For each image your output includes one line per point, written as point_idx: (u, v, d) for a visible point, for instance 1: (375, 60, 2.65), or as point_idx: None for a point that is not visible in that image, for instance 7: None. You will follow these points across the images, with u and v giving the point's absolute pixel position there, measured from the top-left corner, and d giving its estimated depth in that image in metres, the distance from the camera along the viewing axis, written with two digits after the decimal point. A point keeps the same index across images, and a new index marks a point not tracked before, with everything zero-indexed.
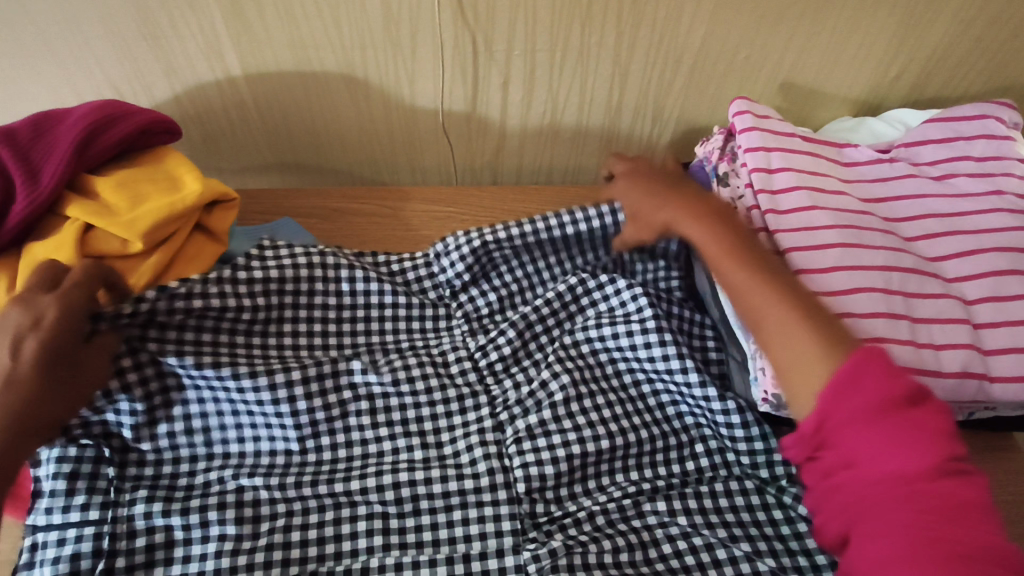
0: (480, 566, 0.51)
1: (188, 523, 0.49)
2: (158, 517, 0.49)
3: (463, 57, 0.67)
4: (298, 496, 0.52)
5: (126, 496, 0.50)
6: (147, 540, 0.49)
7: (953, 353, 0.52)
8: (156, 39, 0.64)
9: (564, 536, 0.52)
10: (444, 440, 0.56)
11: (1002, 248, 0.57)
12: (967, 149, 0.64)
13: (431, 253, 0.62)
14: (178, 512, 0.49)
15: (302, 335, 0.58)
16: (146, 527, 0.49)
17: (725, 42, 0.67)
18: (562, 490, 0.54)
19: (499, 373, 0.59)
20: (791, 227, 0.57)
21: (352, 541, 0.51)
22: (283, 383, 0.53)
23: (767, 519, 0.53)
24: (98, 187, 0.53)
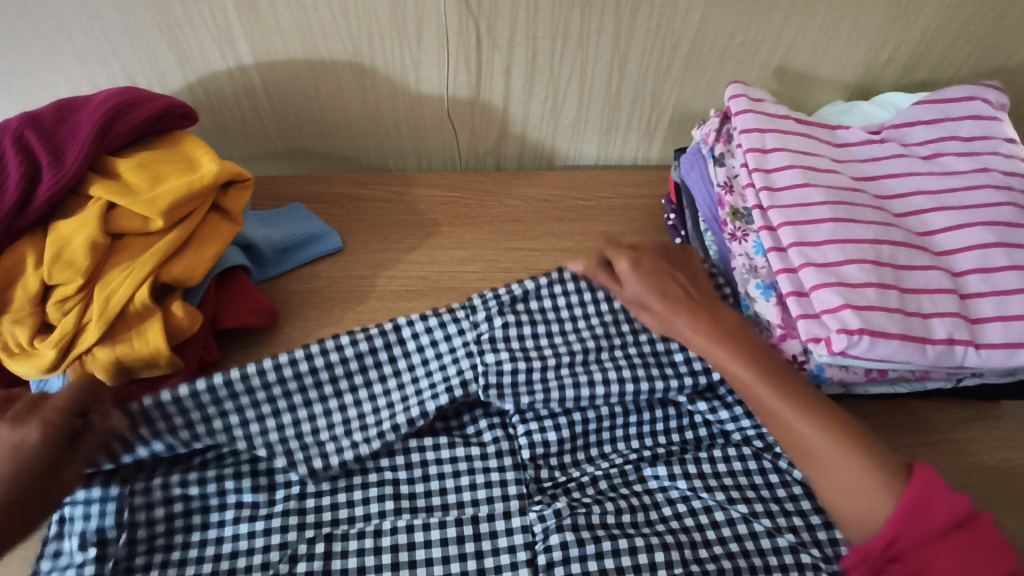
0: (488, 528, 0.53)
1: (208, 498, 0.51)
2: (178, 488, 0.51)
3: (467, 44, 0.69)
4: (311, 467, 0.53)
5: (141, 481, 0.51)
6: (166, 509, 0.51)
7: (941, 321, 0.54)
8: (171, 28, 0.66)
9: (568, 498, 0.54)
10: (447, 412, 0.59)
11: (989, 222, 0.59)
12: (955, 129, 0.66)
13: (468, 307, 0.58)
14: (196, 488, 0.51)
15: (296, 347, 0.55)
16: (164, 499, 0.51)
17: (721, 28, 0.69)
18: (565, 456, 0.57)
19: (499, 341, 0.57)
20: (785, 203, 0.59)
21: (364, 507, 0.53)
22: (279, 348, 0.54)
23: (764, 484, 0.55)
24: (119, 168, 0.55)
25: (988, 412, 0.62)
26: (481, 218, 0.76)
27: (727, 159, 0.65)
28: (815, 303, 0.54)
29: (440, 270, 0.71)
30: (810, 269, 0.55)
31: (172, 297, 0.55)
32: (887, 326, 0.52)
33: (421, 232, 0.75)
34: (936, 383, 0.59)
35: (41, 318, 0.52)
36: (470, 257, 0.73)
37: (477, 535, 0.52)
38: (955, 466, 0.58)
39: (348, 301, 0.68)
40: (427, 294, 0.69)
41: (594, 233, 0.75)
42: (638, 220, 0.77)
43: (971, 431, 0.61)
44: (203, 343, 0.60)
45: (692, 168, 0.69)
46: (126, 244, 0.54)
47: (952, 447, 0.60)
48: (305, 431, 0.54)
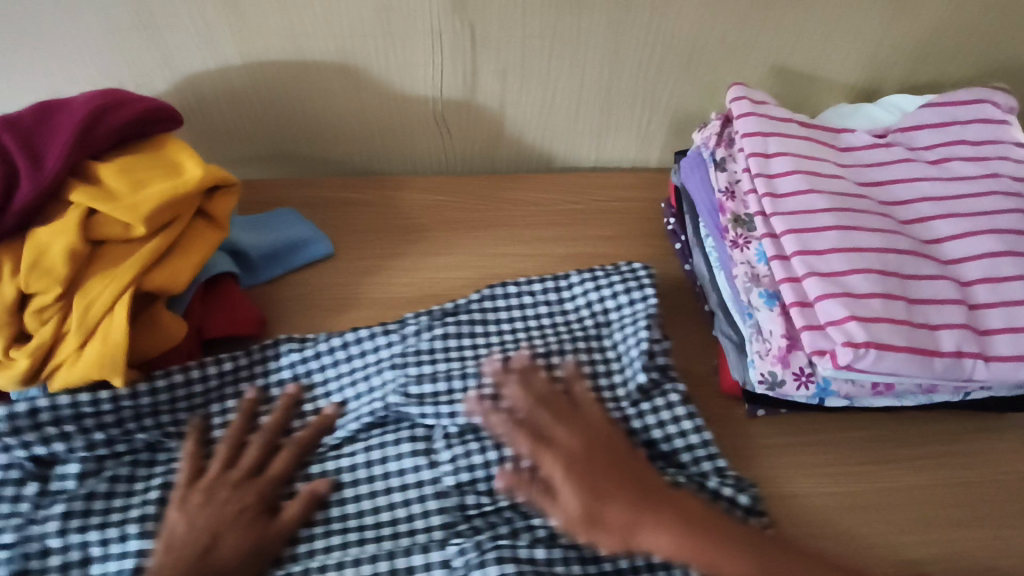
0: (405, 562, 0.49)
1: (107, 536, 0.48)
2: (74, 532, 0.48)
3: (459, 43, 0.67)
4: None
5: (42, 512, 0.49)
6: (62, 541, 0.48)
7: (948, 333, 0.52)
8: (154, 26, 0.64)
9: (493, 532, 0.50)
10: (360, 439, 0.56)
11: (997, 230, 0.57)
12: (962, 133, 0.64)
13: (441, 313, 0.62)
14: (95, 527, 0.48)
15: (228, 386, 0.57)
16: (61, 545, 0.48)
17: (721, 28, 0.67)
18: (497, 483, 0.53)
19: (423, 356, 0.58)
20: (788, 210, 0.57)
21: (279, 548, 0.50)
22: (213, 361, 0.57)
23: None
24: (100, 173, 0.54)
25: (994, 425, 0.61)
26: (473, 223, 0.74)
27: (728, 164, 0.64)
28: (819, 314, 0.52)
29: (433, 277, 0.70)
30: (814, 279, 0.53)
31: (155, 306, 0.54)
32: (892, 338, 0.50)
33: (413, 237, 0.73)
34: (942, 395, 0.57)
35: (18, 328, 0.51)
36: (462, 264, 0.71)
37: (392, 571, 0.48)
38: (961, 481, 0.57)
39: (337, 308, 0.67)
40: (417, 302, 0.68)
41: (590, 238, 0.74)
42: (635, 225, 0.75)
43: (976, 445, 0.59)
44: (187, 352, 0.58)
45: (692, 172, 0.67)
46: (108, 252, 0.52)
47: (956, 461, 0.58)
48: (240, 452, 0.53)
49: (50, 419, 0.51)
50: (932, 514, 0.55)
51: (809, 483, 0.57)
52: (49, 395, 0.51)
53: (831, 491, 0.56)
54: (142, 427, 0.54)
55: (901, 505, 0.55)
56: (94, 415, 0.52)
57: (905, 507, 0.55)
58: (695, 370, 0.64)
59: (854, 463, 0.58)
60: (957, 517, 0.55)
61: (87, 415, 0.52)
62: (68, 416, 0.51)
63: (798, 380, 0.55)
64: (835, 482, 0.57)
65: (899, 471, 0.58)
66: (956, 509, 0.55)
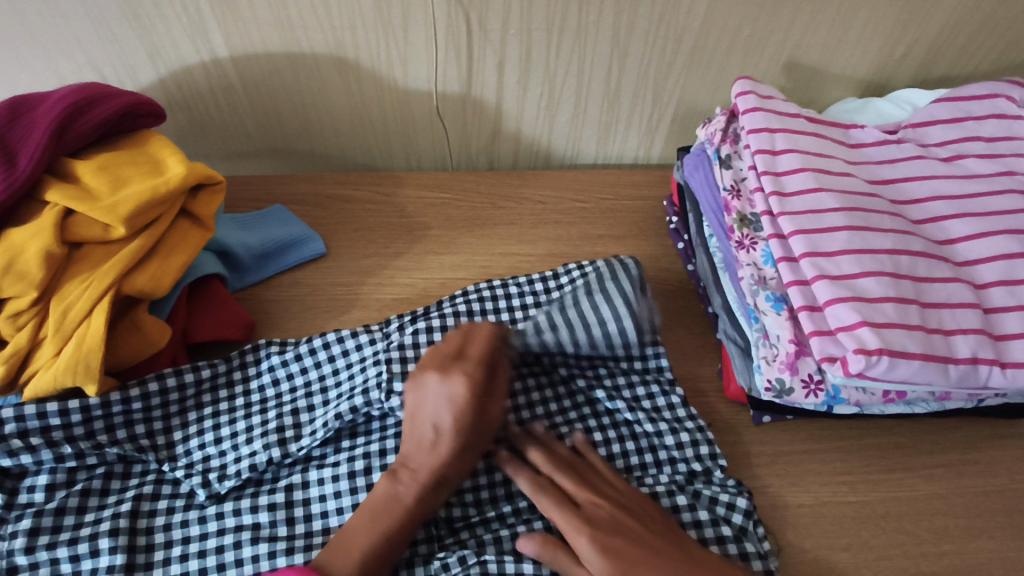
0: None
1: (76, 553, 0.47)
2: (42, 549, 0.47)
3: (458, 36, 0.65)
4: (197, 519, 0.49)
5: (9, 527, 0.48)
6: (31, 558, 0.47)
7: (963, 339, 0.50)
8: (139, 18, 0.62)
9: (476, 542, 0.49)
10: (344, 444, 0.53)
11: (1014, 230, 0.55)
12: (976, 129, 0.62)
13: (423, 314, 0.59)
14: (64, 543, 0.47)
15: (208, 397, 0.55)
16: (30, 562, 0.47)
17: (727, 20, 0.65)
18: (484, 492, 0.52)
19: (407, 353, 0.54)
20: (797, 209, 0.55)
21: (253, 565, 0.47)
22: (190, 369, 0.55)
23: (693, 522, 0.50)
24: (78, 171, 0.51)
25: (1008, 431, 0.59)
26: (473, 221, 0.72)
27: (734, 161, 0.61)
28: (829, 319, 0.50)
29: (429, 277, 0.67)
30: (823, 282, 0.51)
31: (136, 311, 0.51)
32: (906, 344, 0.48)
33: (408, 236, 0.71)
34: (955, 402, 0.55)
35: None
36: (460, 263, 0.69)
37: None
38: (974, 490, 0.55)
39: (331, 310, 0.64)
40: (415, 304, 0.65)
41: (591, 236, 0.72)
42: (639, 224, 0.73)
43: (990, 452, 0.57)
44: (173, 357, 0.56)
45: (696, 170, 0.65)
46: (86, 254, 0.50)
47: (970, 469, 0.56)
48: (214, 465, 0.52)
49: (16, 432, 0.48)
50: (944, 524, 0.53)
51: (818, 492, 0.55)
52: (16, 407, 0.48)
53: (840, 501, 0.54)
54: (114, 440, 0.51)
55: (911, 515, 0.53)
56: (64, 428, 0.49)
57: (916, 517, 0.53)
58: (700, 374, 0.62)
59: (862, 471, 0.56)
60: (971, 528, 0.53)
61: (56, 429, 0.49)
62: (37, 430, 0.48)
63: (807, 387, 0.52)
64: (843, 491, 0.55)
65: (910, 479, 0.56)
66: (970, 520, 0.53)
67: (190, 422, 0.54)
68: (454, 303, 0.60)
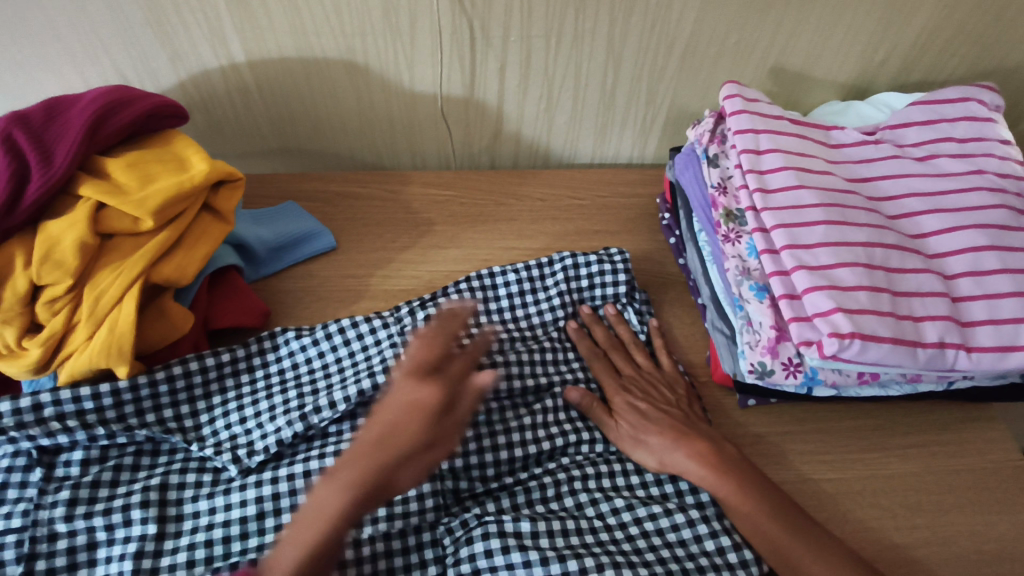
0: (402, 544, 0.52)
1: (110, 522, 0.50)
2: (79, 519, 0.50)
3: (461, 42, 0.69)
4: (222, 491, 0.53)
5: (49, 498, 0.51)
6: (68, 526, 0.50)
7: (932, 325, 0.54)
8: (161, 24, 0.65)
9: (479, 510, 0.53)
10: (359, 422, 0.57)
11: (982, 225, 0.59)
12: (949, 131, 0.66)
13: (434, 298, 0.64)
14: (100, 513, 0.50)
15: (230, 381, 0.59)
16: (67, 530, 0.50)
17: (717, 27, 0.69)
18: (489, 470, 0.56)
19: None
20: (778, 205, 0.59)
21: (272, 533, 0.51)
22: (211, 353, 0.58)
23: (674, 492, 0.55)
24: (109, 168, 0.55)
25: (979, 414, 0.63)
26: (475, 217, 0.76)
27: (721, 160, 0.65)
28: (807, 306, 0.53)
29: (434, 269, 0.71)
30: (802, 272, 0.55)
31: (162, 299, 0.55)
32: (877, 329, 0.52)
33: (415, 230, 0.74)
34: (927, 385, 0.59)
35: (30, 318, 0.52)
36: (464, 257, 0.73)
37: (390, 553, 0.51)
38: (946, 469, 0.59)
39: (342, 301, 0.68)
40: (421, 295, 0.69)
41: (588, 232, 0.76)
42: (633, 220, 0.77)
43: (961, 433, 0.61)
44: (194, 343, 0.60)
45: (686, 168, 0.69)
46: (117, 245, 0.54)
47: (942, 449, 0.60)
48: (240, 442, 0.56)
49: (55, 415, 0.52)
50: (917, 500, 0.57)
51: (799, 470, 0.58)
52: (53, 391, 0.52)
53: (820, 478, 0.58)
54: (144, 422, 0.55)
55: (886, 491, 0.57)
56: (97, 411, 0.53)
57: (891, 493, 0.57)
58: (691, 361, 0.66)
59: (841, 450, 0.60)
60: (943, 503, 0.56)
61: (89, 411, 0.53)
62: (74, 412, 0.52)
63: (786, 369, 0.56)
64: (823, 469, 0.59)
65: (886, 458, 0.60)
66: (942, 496, 0.57)
67: (215, 405, 0.58)
68: (462, 286, 0.66)
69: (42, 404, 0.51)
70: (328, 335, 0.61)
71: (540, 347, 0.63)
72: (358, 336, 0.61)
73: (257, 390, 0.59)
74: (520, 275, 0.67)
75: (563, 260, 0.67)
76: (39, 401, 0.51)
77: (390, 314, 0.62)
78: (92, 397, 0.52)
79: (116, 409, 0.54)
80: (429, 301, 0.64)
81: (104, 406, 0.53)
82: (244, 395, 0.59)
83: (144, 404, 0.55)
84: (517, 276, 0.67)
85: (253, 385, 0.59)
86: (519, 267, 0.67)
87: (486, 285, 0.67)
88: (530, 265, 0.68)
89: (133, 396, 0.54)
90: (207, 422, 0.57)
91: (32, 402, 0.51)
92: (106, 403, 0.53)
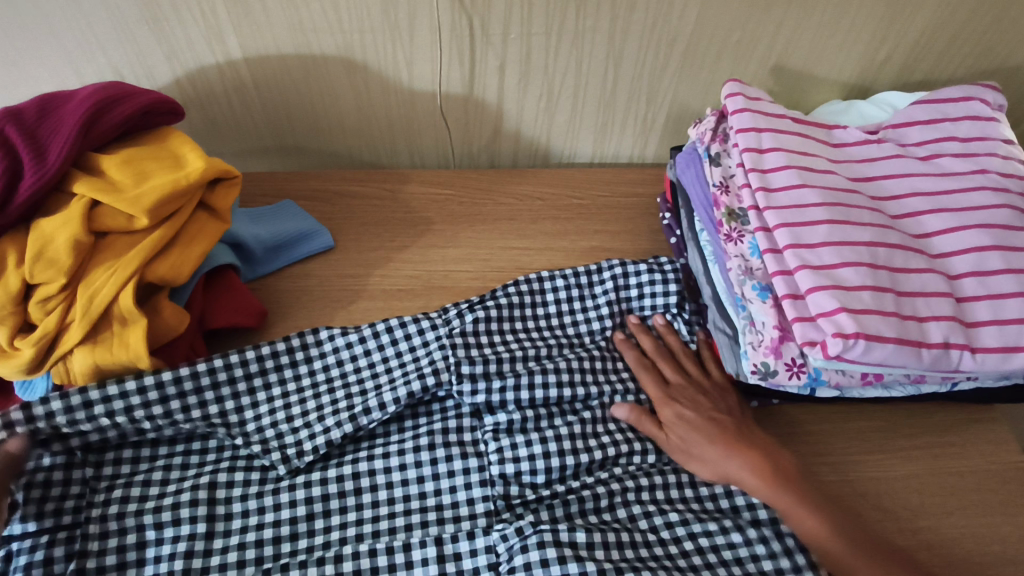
0: (452, 549, 0.52)
1: (159, 520, 0.51)
2: (131, 516, 0.51)
3: (460, 40, 0.68)
4: (272, 491, 0.53)
5: (101, 495, 0.52)
6: (119, 524, 0.50)
7: (936, 325, 0.53)
8: (157, 20, 0.65)
9: (533, 518, 0.53)
10: (405, 424, 0.58)
11: (986, 224, 0.59)
12: (952, 130, 0.65)
13: (474, 301, 0.64)
14: (150, 511, 0.51)
15: (276, 379, 0.58)
16: (118, 528, 0.50)
17: (718, 25, 0.68)
18: (540, 476, 0.55)
19: (469, 338, 0.60)
20: (781, 204, 0.58)
21: (325, 535, 0.53)
22: (252, 348, 0.57)
23: (730, 507, 0.55)
24: (103, 165, 0.54)
25: (982, 415, 0.62)
26: (474, 217, 0.75)
27: (723, 159, 0.65)
28: (810, 306, 0.53)
29: (433, 269, 0.71)
30: (805, 272, 0.54)
31: (158, 298, 0.54)
32: (882, 329, 0.51)
33: (413, 230, 0.74)
34: (930, 386, 0.59)
35: (23, 318, 0.51)
36: (463, 256, 0.72)
37: (441, 557, 0.52)
38: (949, 471, 0.58)
39: (339, 301, 0.67)
40: (419, 294, 0.68)
41: (589, 232, 0.75)
42: (633, 220, 0.76)
43: (964, 435, 0.61)
44: (190, 343, 0.59)
45: (687, 168, 0.68)
46: (111, 243, 0.53)
47: (945, 451, 0.60)
48: (287, 442, 0.55)
49: (105, 411, 0.51)
50: (920, 502, 0.56)
51: (800, 472, 0.58)
52: (101, 385, 0.51)
53: (822, 480, 0.57)
54: (188, 418, 0.54)
55: (889, 493, 0.57)
56: (144, 405, 0.52)
57: (894, 495, 0.57)
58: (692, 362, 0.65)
59: (844, 452, 0.59)
60: (946, 505, 0.56)
61: (137, 405, 0.52)
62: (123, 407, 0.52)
63: (790, 370, 0.56)
64: (826, 471, 0.58)
65: (889, 460, 0.59)
66: (945, 497, 0.56)
67: (261, 402, 0.57)
68: (507, 292, 0.65)
69: (94, 399, 0.51)
70: (376, 335, 0.60)
71: (591, 356, 0.62)
72: (404, 335, 0.61)
73: (303, 389, 0.58)
74: (569, 281, 0.67)
75: (613, 268, 0.67)
76: (90, 397, 0.51)
77: (436, 315, 0.62)
78: (140, 391, 0.52)
79: (163, 405, 0.53)
80: (471, 304, 0.63)
81: (151, 400, 0.52)
82: (291, 394, 0.58)
83: (187, 402, 0.54)
84: (565, 281, 0.67)
85: (300, 383, 0.58)
86: (569, 273, 0.67)
87: (519, 288, 0.65)
88: (577, 271, 0.67)
89: (178, 390, 0.54)
90: (254, 421, 0.56)
91: (83, 397, 0.51)
92: (150, 398, 0.52)
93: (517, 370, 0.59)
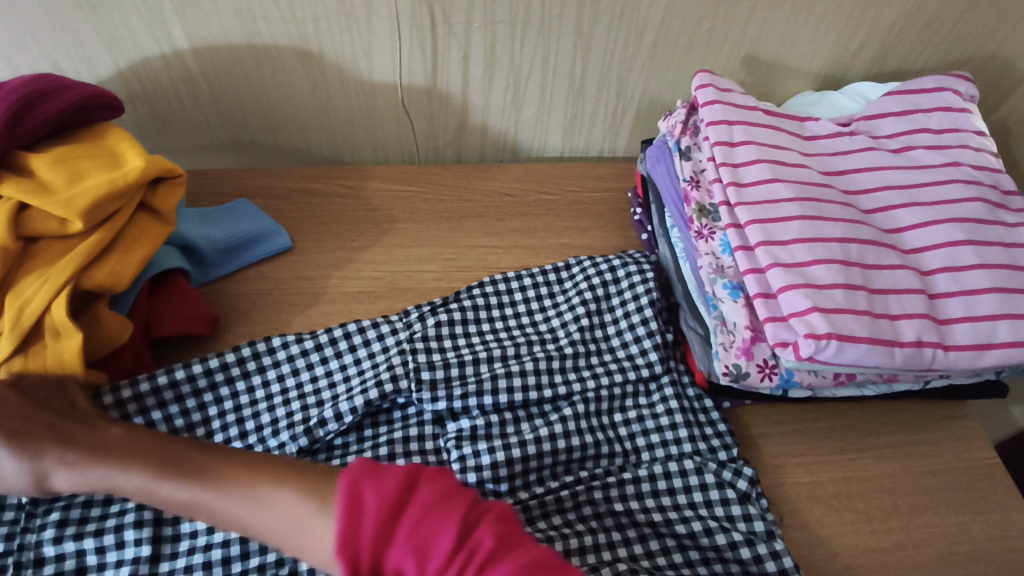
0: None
1: (101, 544, 0.47)
2: (69, 541, 0.47)
3: (421, 29, 0.65)
4: None
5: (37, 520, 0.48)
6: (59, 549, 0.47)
7: (909, 323, 0.52)
8: (94, 8, 0.61)
9: None
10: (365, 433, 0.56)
11: (957, 218, 0.58)
12: (924, 122, 0.64)
13: (436, 304, 0.62)
14: (91, 534, 0.48)
15: (228, 392, 0.55)
16: (56, 554, 0.47)
17: (687, 15, 0.66)
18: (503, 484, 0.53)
19: (430, 342, 0.58)
20: (752, 199, 0.57)
21: (276, 552, 0.49)
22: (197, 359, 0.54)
23: (703, 500, 0.53)
24: (32, 164, 0.50)
25: (954, 411, 0.62)
26: (439, 215, 0.72)
27: (693, 153, 0.63)
28: (782, 305, 0.51)
29: (396, 270, 0.68)
30: (777, 269, 0.52)
31: (96, 308, 0.51)
32: (854, 329, 0.50)
33: (375, 228, 0.71)
34: (903, 384, 0.58)
35: None
36: (427, 256, 0.69)
37: None
38: (922, 470, 0.57)
39: (296, 304, 0.64)
40: (382, 296, 0.66)
41: (557, 228, 0.73)
42: (604, 215, 0.74)
43: (936, 432, 0.60)
44: (135, 352, 0.56)
45: (657, 162, 0.67)
46: (43, 249, 0.49)
47: (917, 449, 0.59)
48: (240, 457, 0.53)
49: None
50: (893, 502, 0.55)
51: (772, 474, 0.57)
52: None
53: (795, 482, 0.56)
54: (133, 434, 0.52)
55: (863, 494, 0.56)
56: None
57: (867, 495, 0.56)
58: None
59: (818, 453, 0.58)
60: (919, 505, 0.55)
61: None
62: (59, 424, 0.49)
63: (762, 371, 0.54)
64: (799, 473, 0.57)
65: (863, 459, 0.58)
66: (917, 497, 0.56)
67: (212, 417, 0.54)
68: (472, 294, 0.63)
69: None
70: (333, 342, 0.58)
71: (560, 353, 0.59)
72: (362, 342, 0.59)
73: (257, 401, 0.56)
74: (536, 279, 0.65)
75: (582, 264, 0.66)
76: None
77: (398, 319, 0.60)
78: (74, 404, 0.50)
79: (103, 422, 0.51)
80: (432, 308, 0.61)
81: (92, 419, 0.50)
82: (243, 407, 0.55)
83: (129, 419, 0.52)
84: (534, 279, 0.65)
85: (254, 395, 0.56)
86: (536, 272, 0.66)
87: (486, 291, 0.64)
88: (545, 268, 0.66)
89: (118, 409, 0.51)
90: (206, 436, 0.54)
91: None
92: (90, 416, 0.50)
93: (481, 373, 0.57)
